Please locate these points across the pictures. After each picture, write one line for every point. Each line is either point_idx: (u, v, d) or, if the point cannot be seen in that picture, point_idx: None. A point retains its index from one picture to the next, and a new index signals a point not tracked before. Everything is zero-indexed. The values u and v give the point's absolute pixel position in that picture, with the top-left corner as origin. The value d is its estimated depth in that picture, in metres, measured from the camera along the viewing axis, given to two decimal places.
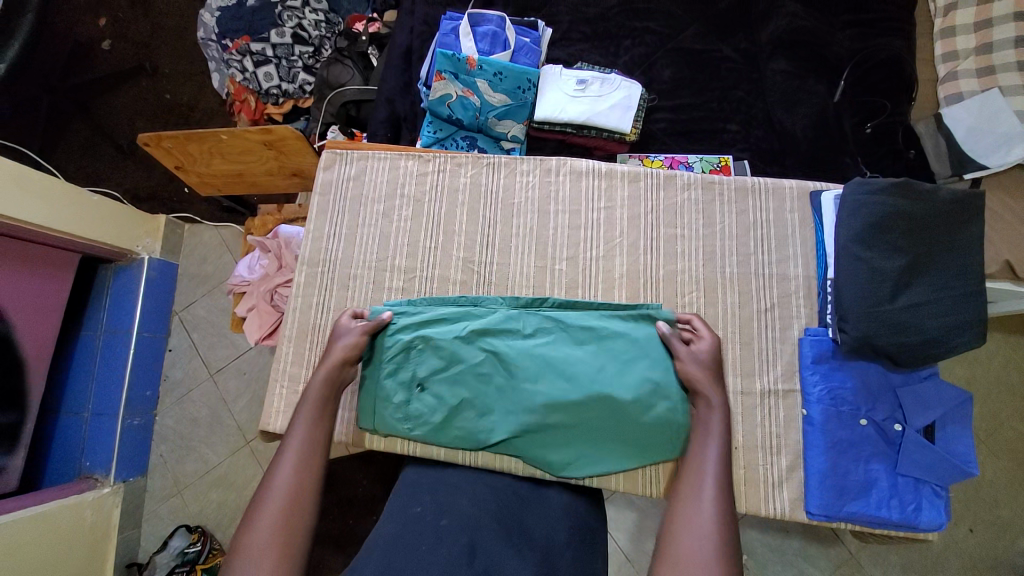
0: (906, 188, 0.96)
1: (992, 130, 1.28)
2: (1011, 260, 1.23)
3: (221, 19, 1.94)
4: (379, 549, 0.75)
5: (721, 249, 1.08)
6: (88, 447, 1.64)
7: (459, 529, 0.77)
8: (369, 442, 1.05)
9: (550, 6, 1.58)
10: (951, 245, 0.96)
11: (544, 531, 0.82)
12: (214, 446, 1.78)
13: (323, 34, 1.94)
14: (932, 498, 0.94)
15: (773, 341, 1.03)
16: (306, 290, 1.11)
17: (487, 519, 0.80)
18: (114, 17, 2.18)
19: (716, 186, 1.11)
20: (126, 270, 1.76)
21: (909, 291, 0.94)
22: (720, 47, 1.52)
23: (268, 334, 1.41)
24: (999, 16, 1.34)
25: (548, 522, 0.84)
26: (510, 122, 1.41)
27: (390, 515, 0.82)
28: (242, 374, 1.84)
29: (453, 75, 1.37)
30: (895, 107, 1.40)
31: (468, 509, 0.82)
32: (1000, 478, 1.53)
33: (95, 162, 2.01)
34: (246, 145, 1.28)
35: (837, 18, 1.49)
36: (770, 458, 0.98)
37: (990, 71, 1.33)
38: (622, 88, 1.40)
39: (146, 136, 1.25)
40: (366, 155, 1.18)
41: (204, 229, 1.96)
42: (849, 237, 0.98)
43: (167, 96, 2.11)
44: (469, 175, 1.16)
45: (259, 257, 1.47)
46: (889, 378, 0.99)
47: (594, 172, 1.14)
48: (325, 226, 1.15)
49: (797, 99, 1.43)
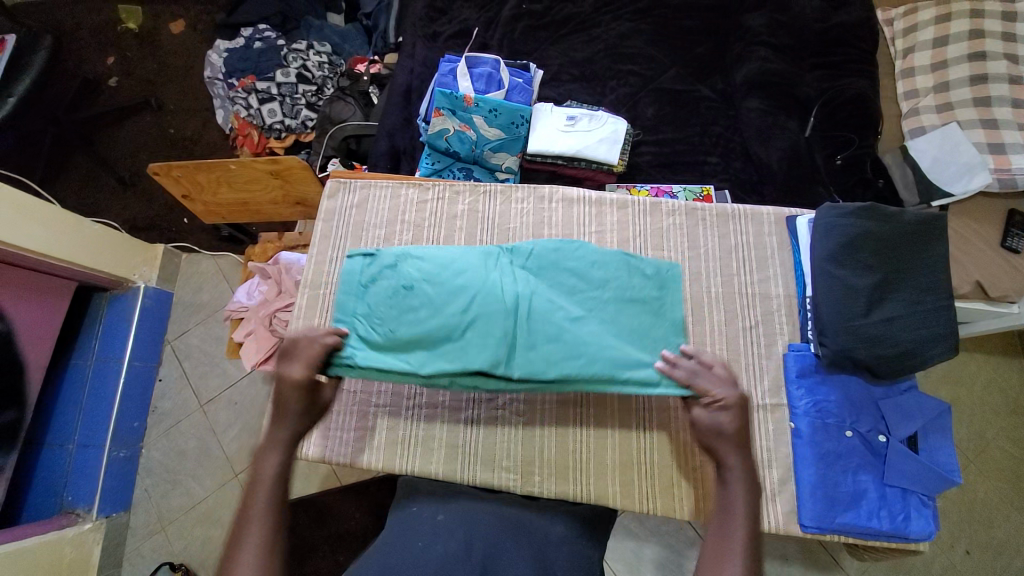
0: (875, 211, 1.02)
1: (954, 160, 1.39)
2: (982, 282, 1.31)
3: (229, 60, 2.08)
4: (380, 547, 0.78)
5: (706, 270, 1.14)
6: (72, 480, 1.61)
7: (456, 523, 0.83)
8: (368, 463, 1.05)
9: (541, 51, 1.70)
10: (919, 263, 1.02)
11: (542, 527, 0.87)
12: (202, 480, 1.75)
13: (327, 74, 2.06)
14: (921, 508, 0.96)
15: (760, 357, 1.07)
16: (308, 312, 1.14)
17: (483, 516, 0.85)
18: (123, 57, 2.28)
19: (698, 212, 1.18)
20: (121, 298, 1.77)
21: (882, 306, 0.99)
22: (698, 87, 1.64)
23: (266, 358, 1.43)
24: (954, 57, 1.48)
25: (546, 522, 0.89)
26: (504, 155, 1.51)
27: (396, 517, 0.88)
28: (233, 403, 1.83)
29: (451, 111, 1.45)
30: (861, 140, 1.52)
31: (465, 507, 0.89)
32: (992, 498, 1.56)
33: (97, 193, 2.06)
34: (253, 174, 1.34)
35: (804, 62, 1.63)
36: (763, 472, 1.00)
37: (949, 106, 1.45)
38: (609, 123, 1.50)
39: (155, 166, 1.30)
40: (368, 184, 1.24)
41: (201, 258, 1.99)
42: (823, 257, 1.04)
43: (171, 130, 2.19)
44: (467, 203, 1.22)
45: (258, 283, 1.50)
46: (871, 391, 1.02)
47: (585, 200, 1.21)
48: (328, 251, 1.19)
49: (771, 134, 1.53)
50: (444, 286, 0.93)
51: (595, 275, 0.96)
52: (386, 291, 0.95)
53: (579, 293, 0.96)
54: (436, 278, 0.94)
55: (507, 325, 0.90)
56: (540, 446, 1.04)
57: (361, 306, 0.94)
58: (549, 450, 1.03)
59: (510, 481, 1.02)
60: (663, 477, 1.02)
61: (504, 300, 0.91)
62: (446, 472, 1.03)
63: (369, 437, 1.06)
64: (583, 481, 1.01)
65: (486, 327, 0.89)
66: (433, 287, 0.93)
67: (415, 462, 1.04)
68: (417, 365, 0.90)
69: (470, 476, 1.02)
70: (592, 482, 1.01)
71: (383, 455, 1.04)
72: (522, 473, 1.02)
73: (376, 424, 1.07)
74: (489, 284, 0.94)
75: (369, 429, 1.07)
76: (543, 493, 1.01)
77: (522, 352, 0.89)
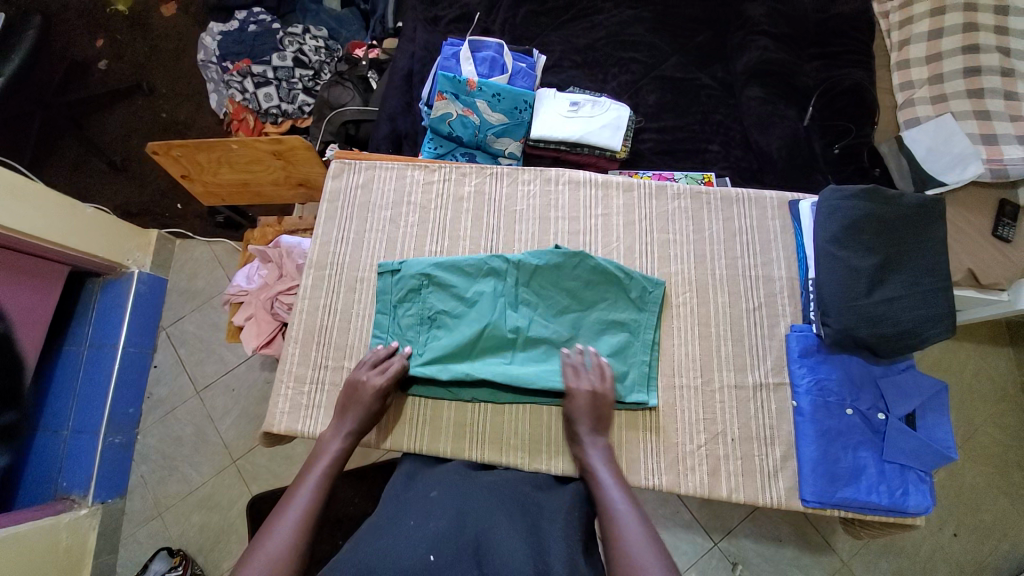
0: (875, 193, 1.04)
1: (947, 150, 1.43)
2: (973, 269, 1.36)
3: (224, 42, 2.05)
4: (371, 529, 0.80)
5: (711, 253, 1.15)
6: (67, 465, 1.59)
7: (449, 499, 0.85)
8: (376, 442, 1.04)
9: (543, 37, 1.70)
10: (918, 245, 1.04)
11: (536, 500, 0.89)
12: (199, 466, 1.73)
13: (323, 59, 2.04)
14: (918, 483, 0.99)
15: (762, 338, 1.09)
16: (313, 293, 1.12)
17: (475, 493, 0.88)
18: (113, 39, 2.23)
19: (703, 196, 1.19)
20: (115, 283, 1.74)
21: (884, 286, 1.01)
22: (699, 76, 1.65)
23: (266, 342, 1.42)
24: (948, 50, 1.51)
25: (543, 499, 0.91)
26: (508, 140, 1.50)
27: (390, 498, 0.89)
28: (230, 390, 1.81)
29: (454, 95, 1.46)
30: (859, 130, 1.54)
31: (458, 484, 0.91)
32: (979, 481, 1.61)
33: (87, 178, 2.02)
34: (255, 154, 1.31)
35: (803, 52, 1.65)
36: (765, 449, 1.02)
37: (942, 98, 1.49)
38: (613, 110, 1.50)
39: (155, 144, 1.27)
40: (373, 165, 1.22)
41: (196, 244, 1.97)
42: (826, 238, 1.05)
43: (164, 114, 2.15)
44: (474, 185, 1.21)
45: (258, 267, 1.48)
46: (870, 369, 1.04)
47: (591, 183, 1.20)
48: (333, 231, 1.17)
49: (771, 122, 1.54)
50: (459, 314, 1.06)
51: (587, 295, 1.07)
52: (408, 317, 1.07)
53: (570, 313, 1.07)
54: (452, 308, 1.06)
55: (511, 350, 1.04)
56: (548, 425, 1.04)
57: (387, 329, 1.07)
58: (557, 430, 1.04)
59: (517, 460, 1.03)
60: (668, 454, 1.02)
61: (509, 329, 1.04)
62: (455, 450, 1.03)
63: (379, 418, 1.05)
64: None
65: (493, 350, 1.04)
66: (450, 316, 1.06)
67: (423, 440, 1.03)
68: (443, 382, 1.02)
69: (479, 454, 1.03)
70: None
71: (391, 435, 1.04)
72: (530, 452, 1.03)
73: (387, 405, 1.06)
74: (490, 306, 1.05)
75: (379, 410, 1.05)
76: (550, 471, 1.02)
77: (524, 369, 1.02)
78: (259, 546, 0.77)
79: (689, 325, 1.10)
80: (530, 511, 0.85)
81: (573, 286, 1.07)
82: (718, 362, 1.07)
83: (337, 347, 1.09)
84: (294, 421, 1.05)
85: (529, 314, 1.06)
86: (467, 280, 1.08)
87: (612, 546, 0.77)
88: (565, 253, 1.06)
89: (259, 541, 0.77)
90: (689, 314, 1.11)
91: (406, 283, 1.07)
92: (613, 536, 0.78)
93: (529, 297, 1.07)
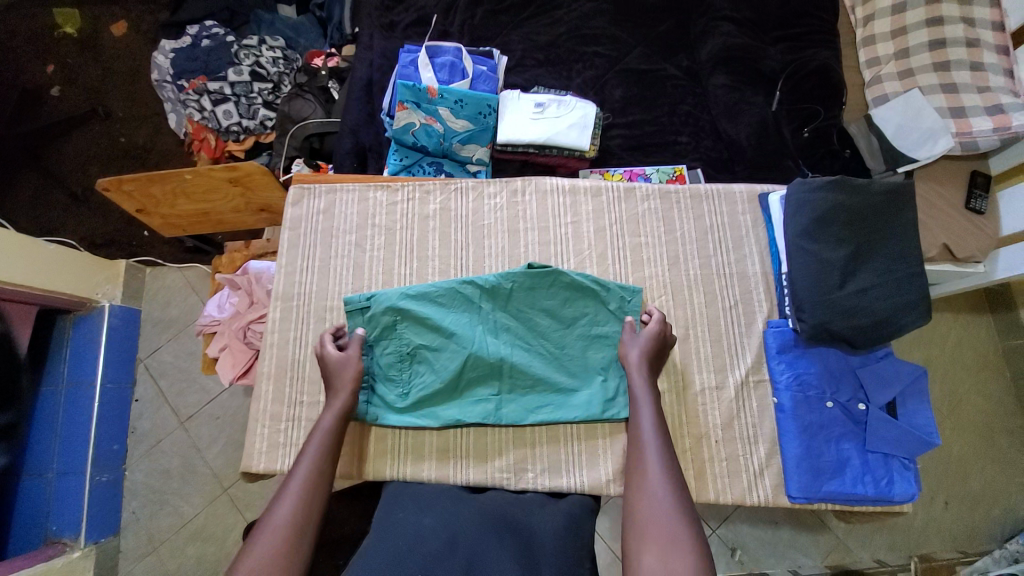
0: (844, 183, 1.03)
1: (917, 126, 1.42)
2: (948, 244, 1.38)
3: (177, 61, 1.97)
4: (372, 549, 0.78)
5: (684, 253, 1.14)
6: (55, 509, 1.55)
7: (440, 525, 0.83)
8: (357, 472, 1.01)
9: (503, 37, 1.66)
10: (890, 232, 1.03)
11: (529, 525, 0.87)
12: (190, 498, 1.70)
13: (282, 70, 1.98)
14: (902, 470, 0.99)
15: (741, 336, 1.08)
16: (281, 327, 1.09)
17: (468, 517, 0.86)
18: (62, 64, 2.15)
19: (672, 196, 1.17)
20: (86, 320, 1.69)
21: (857, 277, 1.01)
22: (664, 66, 1.62)
23: (243, 372, 1.38)
24: (912, 23, 1.50)
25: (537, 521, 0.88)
26: (474, 146, 1.47)
27: (380, 523, 0.87)
28: (215, 419, 1.78)
29: (416, 104, 1.42)
30: (827, 112, 1.53)
31: (449, 510, 0.89)
32: (965, 449, 1.64)
33: (49, 211, 1.95)
34: (210, 183, 1.27)
35: (767, 35, 1.62)
36: (750, 448, 1.02)
37: (909, 73, 1.48)
38: (578, 108, 1.47)
39: (104, 180, 1.21)
40: (333, 188, 1.18)
41: (167, 271, 1.91)
42: (797, 232, 1.04)
43: (122, 140, 2.07)
44: (439, 202, 1.17)
45: (228, 295, 1.44)
46: (848, 361, 1.04)
47: (558, 190, 1.18)
48: (297, 260, 1.13)
49: (738, 109, 1.53)
50: (438, 347, 1.02)
51: (567, 312, 1.05)
52: (386, 356, 1.02)
53: (554, 333, 1.04)
54: (430, 341, 1.02)
55: (498, 379, 1.02)
56: (534, 445, 1.03)
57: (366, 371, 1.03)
58: (540, 447, 1.02)
59: (503, 479, 1.01)
60: None
61: (491, 357, 1.01)
62: (439, 476, 1.01)
63: (356, 451, 1.02)
64: (577, 474, 1.01)
65: (478, 381, 1.02)
66: (429, 350, 1.02)
67: (406, 468, 1.01)
68: (426, 419, 1.01)
69: (463, 477, 1.01)
70: (586, 474, 1.01)
71: (374, 465, 1.01)
72: (515, 471, 1.01)
73: (365, 434, 1.03)
74: (471, 337, 1.02)
75: (357, 442, 1.02)
76: (537, 487, 1.01)
77: (509, 401, 1.02)
78: (258, 538, 0.75)
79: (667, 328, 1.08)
80: (523, 536, 0.84)
81: (551, 305, 1.05)
82: (697, 364, 1.06)
83: (310, 380, 1.06)
84: (273, 459, 1.02)
85: (510, 339, 1.04)
86: (443, 310, 1.04)
87: (635, 533, 0.76)
88: (537, 271, 1.04)
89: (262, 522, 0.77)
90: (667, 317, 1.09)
91: (380, 320, 1.03)
92: (642, 523, 0.77)
93: (504, 318, 1.04)
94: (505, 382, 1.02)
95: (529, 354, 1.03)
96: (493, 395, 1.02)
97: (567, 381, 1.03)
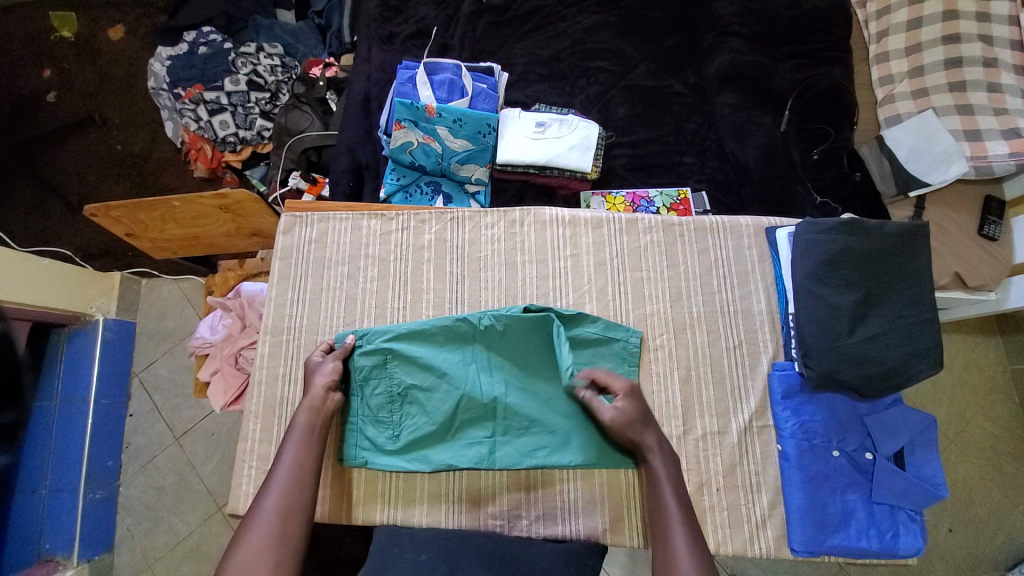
0: (855, 225, 0.99)
1: (931, 148, 1.36)
2: (961, 272, 1.33)
3: (173, 69, 1.93)
4: None
5: (687, 289, 1.10)
6: (48, 527, 1.50)
7: (439, 560, 0.84)
8: (345, 516, 1.00)
9: (505, 50, 1.61)
10: (901, 277, 1.00)
11: (527, 561, 0.87)
12: (184, 515, 1.65)
13: (280, 79, 1.93)
14: (908, 523, 0.97)
15: (744, 377, 1.05)
16: (271, 362, 1.07)
17: (464, 550, 0.87)
18: (60, 69, 2.11)
19: (676, 227, 1.14)
20: (80, 334, 1.64)
21: (866, 323, 0.98)
22: (671, 83, 1.57)
23: (235, 398, 1.36)
24: (928, 40, 1.44)
25: (535, 557, 0.89)
26: (473, 166, 1.43)
27: (377, 552, 0.90)
28: (211, 434, 1.72)
29: (413, 123, 1.37)
30: (837, 133, 1.48)
31: (448, 543, 0.89)
32: (970, 475, 1.60)
33: (43, 220, 1.91)
34: (200, 210, 1.26)
35: (777, 51, 1.57)
36: (751, 497, 0.99)
37: (923, 92, 1.42)
38: (581, 129, 1.43)
39: (92, 207, 1.21)
40: (326, 217, 1.15)
41: (163, 283, 1.86)
42: (804, 274, 1.01)
43: (119, 147, 2.04)
44: (435, 231, 1.14)
45: (221, 316, 1.40)
46: (856, 407, 1.02)
47: (557, 221, 1.15)
48: (288, 292, 1.11)
49: (746, 130, 1.48)
50: (431, 388, 1.00)
51: (565, 354, 1.02)
52: (376, 396, 0.99)
53: (552, 375, 1.02)
54: (422, 381, 1.00)
55: (492, 421, 1.00)
56: (528, 489, 1.01)
57: (357, 412, 0.99)
58: (535, 491, 1.00)
59: (496, 525, 0.99)
60: None
61: (486, 399, 0.99)
62: (430, 521, 0.99)
63: (343, 494, 1.00)
64: (572, 521, 0.99)
65: (473, 423, 1.00)
66: (421, 390, 1.00)
67: (396, 512, 1.00)
68: (417, 463, 0.98)
69: (455, 522, 0.99)
70: (583, 520, 0.99)
71: (364, 509, 1.00)
72: (508, 518, 1.00)
73: (354, 477, 1.01)
74: (467, 378, 1.00)
75: (344, 485, 1.01)
76: (530, 533, 0.99)
77: (504, 445, 0.99)
78: (246, 533, 0.78)
79: (670, 368, 1.05)
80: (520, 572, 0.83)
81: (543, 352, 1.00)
82: (699, 407, 1.03)
83: None
84: None
85: (507, 380, 1.01)
86: (436, 350, 1.02)
87: None
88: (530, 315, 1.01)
89: (251, 516, 0.80)
90: (670, 356, 1.06)
91: (371, 360, 1.00)
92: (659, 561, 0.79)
93: (500, 360, 1.02)
94: (501, 425, 1.00)
95: (526, 396, 1.00)
96: (488, 439, 0.99)
97: (565, 424, 1.00)
